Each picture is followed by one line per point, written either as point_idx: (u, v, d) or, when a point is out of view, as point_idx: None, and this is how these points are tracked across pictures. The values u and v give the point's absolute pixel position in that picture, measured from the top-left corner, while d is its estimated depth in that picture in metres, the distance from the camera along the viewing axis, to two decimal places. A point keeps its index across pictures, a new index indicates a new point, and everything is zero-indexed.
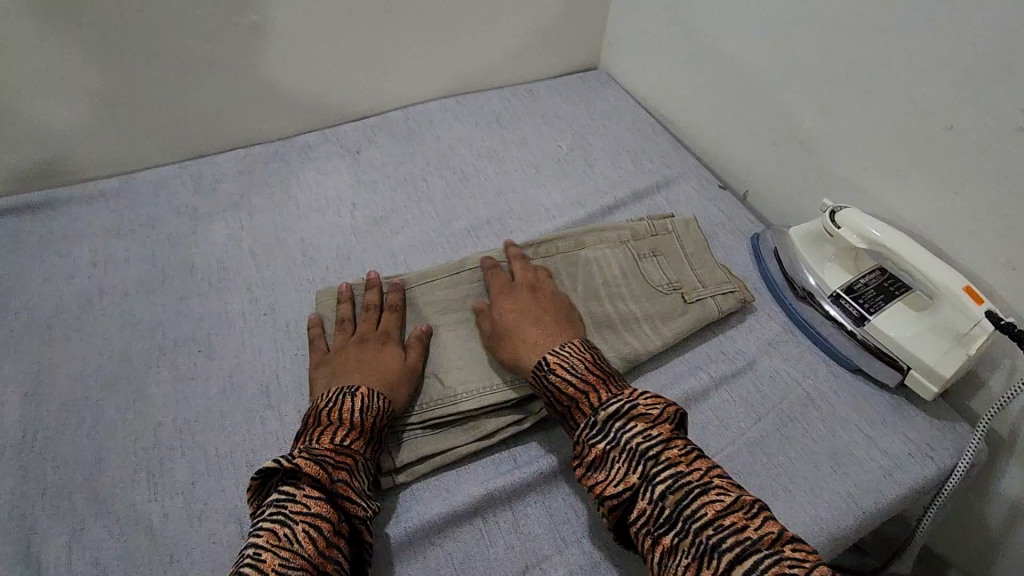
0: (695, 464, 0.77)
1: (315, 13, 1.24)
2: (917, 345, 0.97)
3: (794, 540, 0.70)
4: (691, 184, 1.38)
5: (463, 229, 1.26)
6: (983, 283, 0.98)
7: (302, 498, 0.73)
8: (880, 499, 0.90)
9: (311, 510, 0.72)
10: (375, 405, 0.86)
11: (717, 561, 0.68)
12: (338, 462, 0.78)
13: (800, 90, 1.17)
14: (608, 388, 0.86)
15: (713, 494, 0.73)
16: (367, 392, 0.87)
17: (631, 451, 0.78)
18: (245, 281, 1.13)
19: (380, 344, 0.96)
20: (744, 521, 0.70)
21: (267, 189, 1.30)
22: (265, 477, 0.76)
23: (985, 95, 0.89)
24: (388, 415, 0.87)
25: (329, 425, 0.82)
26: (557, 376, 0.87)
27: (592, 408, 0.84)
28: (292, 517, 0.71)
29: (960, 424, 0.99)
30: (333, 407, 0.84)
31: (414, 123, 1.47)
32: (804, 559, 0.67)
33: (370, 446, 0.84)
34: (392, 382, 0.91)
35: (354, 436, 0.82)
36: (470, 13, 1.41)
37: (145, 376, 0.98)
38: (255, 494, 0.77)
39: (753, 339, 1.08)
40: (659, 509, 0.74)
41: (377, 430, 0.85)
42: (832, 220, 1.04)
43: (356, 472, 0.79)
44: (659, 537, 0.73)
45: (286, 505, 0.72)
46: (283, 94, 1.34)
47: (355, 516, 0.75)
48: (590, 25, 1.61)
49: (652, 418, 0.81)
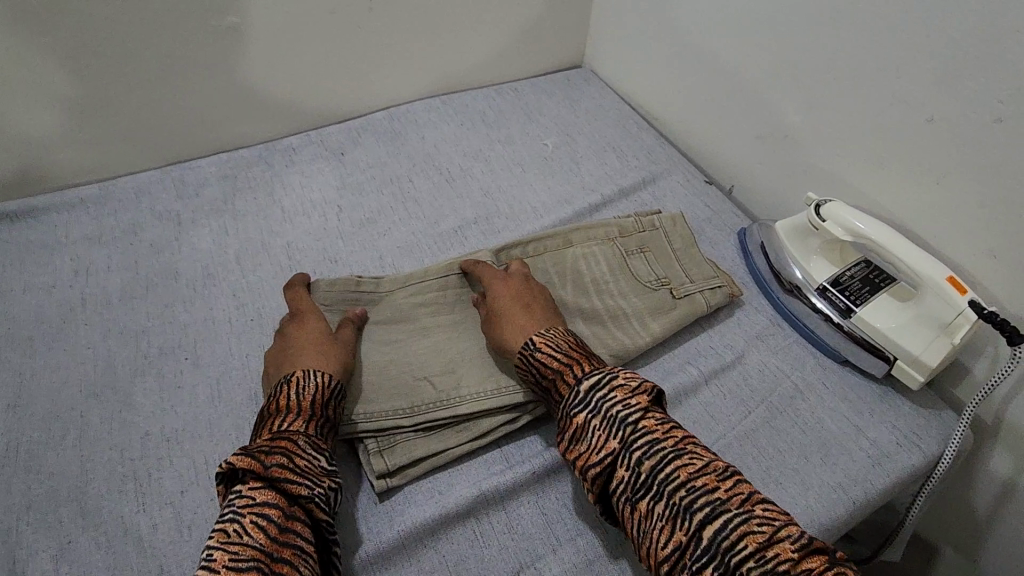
0: (672, 431, 0.79)
1: (295, 14, 1.24)
2: (903, 335, 0.98)
3: (763, 500, 0.72)
4: (678, 180, 1.38)
5: (450, 228, 1.26)
6: (965, 272, 1.00)
7: (246, 492, 0.72)
8: (870, 489, 0.91)
9: (256, 501, 0.71)
10: (313, 384, 0.86)
11: (689, 521, 0.71)
12: (273, 447, 0.77)
13: (782, 86, 1.18)
14: (590, 362, 0.87)
15: (686, 458, 0.75)
16: (301, 374, 0.87)
17: (611, 418, 0.80)
18: (231, 286, 1.12)
19: (300, 325, 0.95)
20: (716, 482, 0.73)
21: (251, 193, 1.29)
22: (225, 483, 0.76)
23: (963, 88, 0.91)
24: (331, 390, 0.87)
25: (272, 417, 0.82)
26: (542, 353, 0.89)
27: (574, 380, 0.85)
28: (238, 511, 0.70)
29: (946, 413, 1.00)
30: (274, 399, 0.85)
31: (398, 123, 1.47)
32: (773, 518, 0.69)
33: (313, 425, 0.83)
34: (324, 359, 0.90)
35: (291, 420, 0.81)
36: (452, 13, 1.41)
37: (129, 386, 0.97)
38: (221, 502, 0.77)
39: (741, 335, 1.09)
40: (636, 475, 0.76)
41: (320, 408, 0.85)
42: (817, 213, 1.05)
43: (297, 451, 0.78)
44: (636, 503, 0.75)
45: (233, 503, 0.71)
46: (266, 96, 1.33)
47: (302, 496, 0.74)
48: (572, 23, 1.61)
49: (632, 387, 0.82)
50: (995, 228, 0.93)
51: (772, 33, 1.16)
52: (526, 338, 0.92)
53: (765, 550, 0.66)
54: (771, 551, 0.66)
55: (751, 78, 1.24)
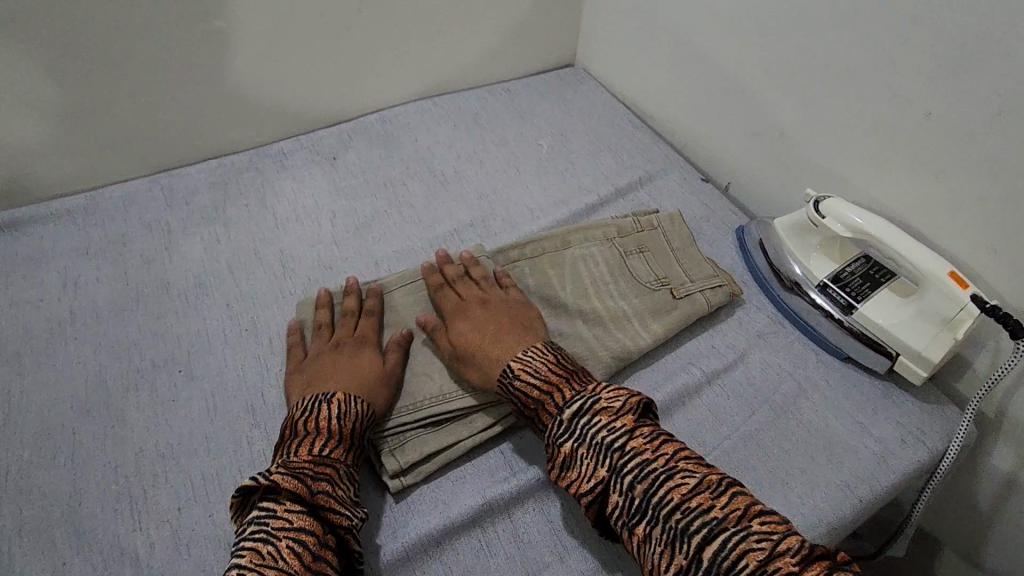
0: (660, 450, 0.78)
1: (283, 18, 1.21)
2: (905, 331, 0.97)
3: (764, 513, 0.71)
4: (674, 179, 1.37)
5: (446, 232, 1.24)
6: (966, 266, 0.99)
7: (283, 514, 0.72)
8: (876, 487, 0.90)
9: (293, 525, 0.71)
10: (353, 410, 0.85)
11: (687, 544, 0.70)
12: (317, 472, 0.77)
13: (778, 83, 1.17)
14: (572, 386, 0.85)
15: (678, 478, 0.74)
16: (344, 397, 0.86)
17: (597, 445, 0.79)
18: (224, 295, 1.10)
19: (357, 348, 0.96)
20: (710, 501, 0.72)
21: (243, 200, 1.27)
22: (246, 494, 0.75)
23: (961, 82, 0.90)
24: (365, 420, 0.86)
25: (304, 438, 0.81)
26: (522, 382, 0.86)
27: (557, 408, 0.84)
28: (275, 533, 0.70)
29: (949, 408, 1.00)
30: (310, 416, 0.83)
31: (391, 125, 1.45)
32: (771, 532, 0.68)
33: (350, 452, 0.83)
34: (369, 387, 0.90)
35: (332, 444, 0.81)
36: (442, 14, 1.39)
37: (122, 400, 0.95)
38: (238, 515, 0.76)
39: (743, 333, 1.08)
40: (630, 500, 0.75)
41: (357, 437, 0.84)
42: (816, 209, 1.04)
43: (337, 480, 0.78)
44: (633, 528, 0.74)
45: (267, 522, 0.71)
46: (255, 101, 1.31)
47: (340, 526, 0.74)
48: (564, 23, 1.60)
49: (616, 410, 0.81)
50: (996, 222, 0.93)
51: (767, 30, 1.16)
52: (505, 364, 0.89)
53: (766, 567, 0.65)
54: (771, 566, 0.65)
55: (745, 76, 1.23)
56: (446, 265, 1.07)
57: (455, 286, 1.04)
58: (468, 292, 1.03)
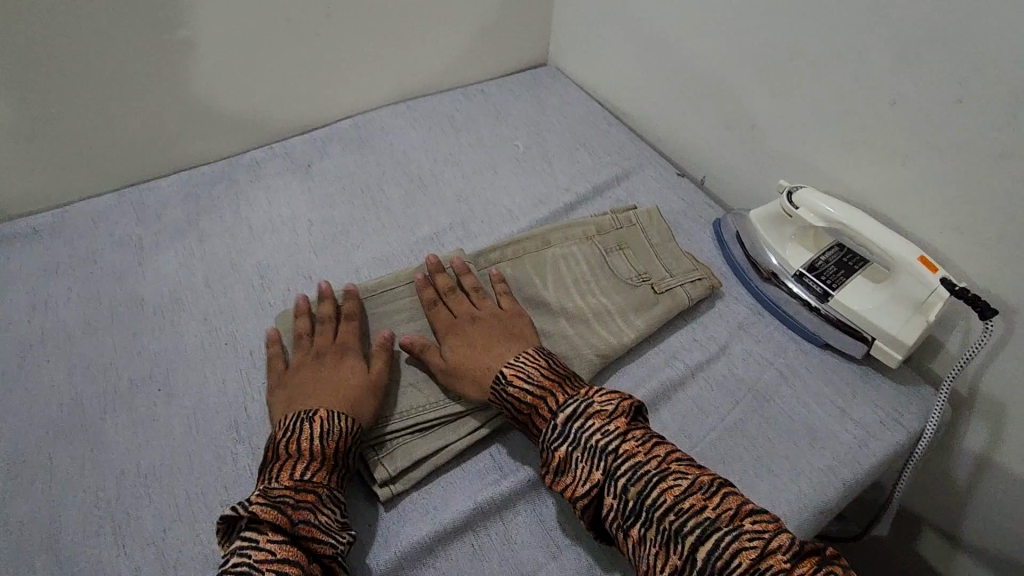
0: (653, 451, 0.78)
1: (251, 25, 1.20)
2: (879, 316, 1.00)
3: (753, 512, 0.73)
4: (650, 174, 1.39)
5: (426, 236, 1.24)
6: (933, 249, 1.02)
7: (265, 545, 0.70)
8: (858, 468, 0.92)
9: (276, 557, 0.69)
10: (336, 427, 0.83)
11: (681, 544, 0.70)
12: (299, 500, 0.75)
13: (747, 76, 1.19)
14: (565, 390, 0.86)
15: (671, 479, 0.75)
16: (326, 414, 0.83)
17: (592, 448, 0.79)
18: (202, 310, 1.08)
19: (337, 357, 0.94)
20: (703, 501, 0.73)
21: (217, 212, 1.24)
22: (229, 522, 0.74)
23: (921, 72, 0.93)
24: (353, 434, 0.84)
25: (287, 460, 0.79)
26: (515, 387, 0.87)
27: (550, 413, 0.84)
28: (257, 566, 0.68)
29: (924, 388, 1.03)
30: (292, 437, 0.81)
31: (365, 130, 1.44)
32: (762, 530, 0.70)
33: (334, 473, 0.81)
34: (351, 400, 0.87)
35: (315, 467, 0.79)
36: (412, 17, 1.38)
37: (100, 422, 0.92)
38: (223, 543, 0.75)
39: (724, 324, 1.10)
40: (624, 503, 0.76)
41: (342, 455, 0.82)
42: (790, 200, 1.06)
43: (320, 506, 0.76)
44: (628, 530, 0.75)
45: (250, 554, 0.69)
46: (224, 111, 1.29)
47: (324, 555, 0.73)
48: (535, 22, 1.61)
49: (609, 414, 0.82)
50: (959, 205, 0.96)
51: (733, 25, 1.18)
52: (497, 371, 0.90)
53: (758, 566, 0.66)
54: (764, 564, 0.66)
55: (716, 70, 1.25)
56: (439, 279, 1.04)
57: (449, 302, 1.02)
58: (461, 309, 1.01)
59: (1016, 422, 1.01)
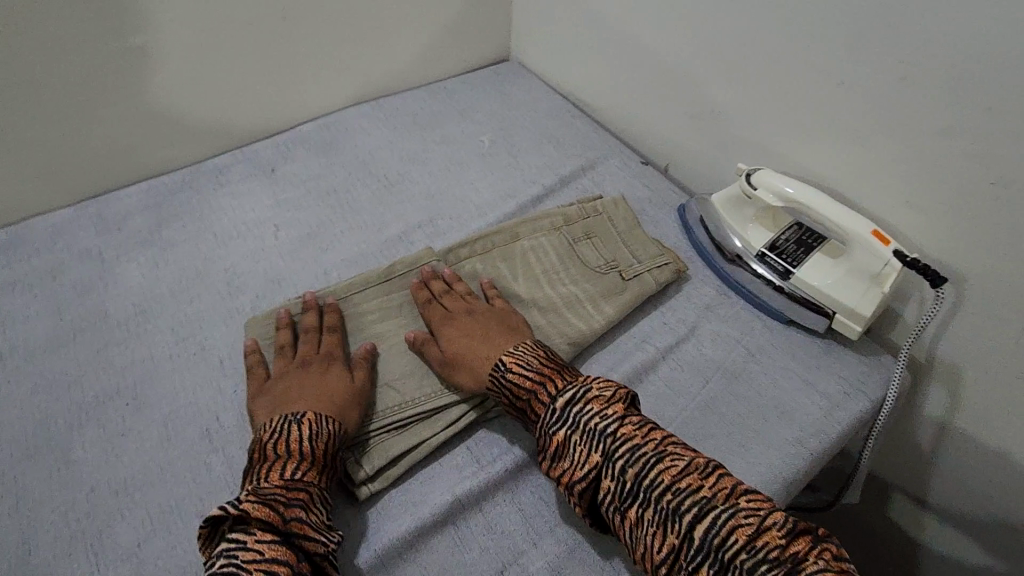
0: (650, 435, 0.80)
1: (206, 30, 1.18)
2: (839, 291, 1.03)
3: (748, 491, 0.74)
4: (615, 164, 1.41)
5: (395, 235, 1.23)
6: (886, 223, 1.06)
7: (254, 545, 0.69)
8: (825, 438, 0.96)
9: (266, 556, 0.68)
10: (324, 430, 0.83)
11: (679, 523, 0.72)
12: (290, 498, 0.75)
13: (705, 63, 1.21)
14: (563, 377, 0.87)
15: (668, 461, 0.77)
16: (314, 417, 0.84)
17: (590, 431, 0.80)
18: (169, 320, 1.06)
19: (322, 363, 0.94)
20: (700, 481, 0.74)
21: (180, 221, 1.22)
22: (213, 525, 0.72)
23: (866, 52, 0.96)
24: (341, 437, 0.85)
25: (273, 462, 0.79)
26: (514, 374, 0.88)
27: (549, 398, 0.85)
28: (245, 566, 0.66)
29: (884, 357, 1.07)
30: (279, 439, 0.81)
31: (330, 132, 1.43)
32: (757, 508, 0.71)
33: (324, 474, 0.81)
34: (338, 404, 0.88)
35: (305, 467, 0.79)
36: (372, 16, 1.38)
37: (68, 440, 0.91)
38: (204, 549, 0.72)
39: (692, 307, 1.12)
40: (621, 485, 0.77)
41: (330, 457, 0.83)
42: (748, 181, 1.09)
43: (311, 505, 0.77)
44: (625, 511, 0.76)
45: (237, 555, 0.68)
46: (183, 118, 1.27)
47: (315, 554, 0.72)
48: (496, 18, 1.61)
49: (607, 398, 0.83)
50: (908, 180, 1.00)
51: (688, 12, 1.19)
52: (496, 359, 0.91)
53: (755, 541, 0.68)
54: (760, 540, 0.68)
55: (674, 59, 1.27)
56: (433, 281, 1.06)
57: (445, 299, 1.03)
58: (454, 304, 1.02)
59: (970, 384, 1.05)
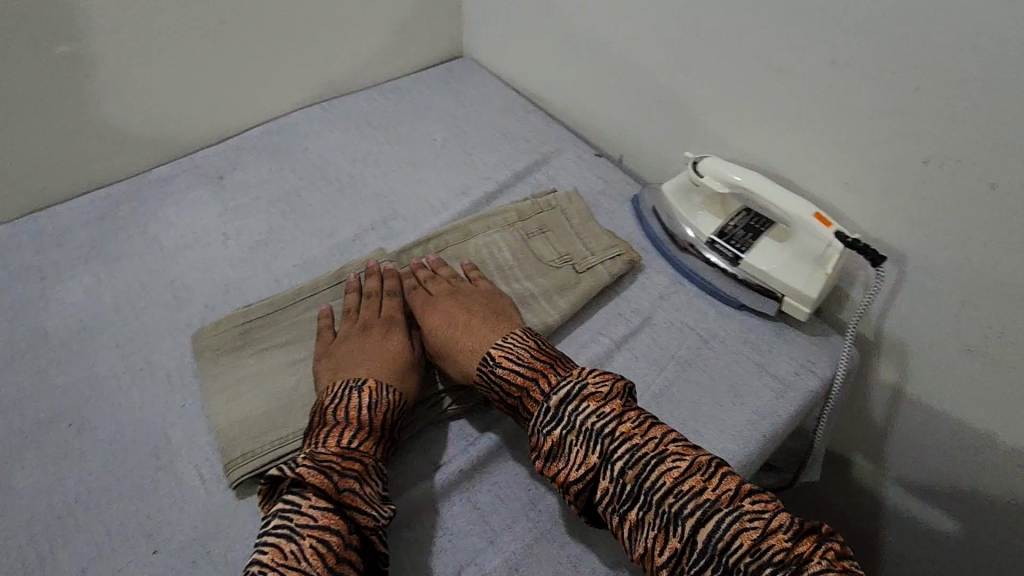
0: (650, 434, 0.80)
1: (140, 37, 1.14)
2: (786, 273, 1.05)
3: (751, 492, 0.75)
4: (570, 156, 1.40)
5: (348, 238, 1.22)
6: (830, 205, 1.08)
7: (307, 510, 0.72)
8: (776, 419, 0.97)
9: (318, 523, 0.71)
10: (383, 399, 0.88)
11: (681, 527, 0.72)
12: (345, 467, 0.78)
13: (651, 53, 1.22)
14: (557, 372, 0.88)
15: (669, 462, 0.77)
16: (375, 385, 0.88)
17: (587, 432, 0.80)
18: (113, 337, 1.03)
19: (384, 330, 0.99)
20: (702, 483, 0.74)
21: (123, 234, 1.19)
22: (274, 484, 0.77)
23: (802, 37, 0.97)
24: (399, 407, 0.89)
25: (335, 426, 0.84)
26: (505, 369, 0.89)
27: (543, 396, 0.85)
28: (298, 531, 0.71)
29: (833, 336, 1.09)
30: (339, 404, 0.86)
31: (279, 137, 1.40)
32: (762, 511, 0.72)
33: (379, 445, 0.85)
34: (397, 373, 0.93)
35: (360, 436, 0.83)
36: (316, 17, 1.35)
37: (7, 466, 0.87)
38: (267, 504, 0.78)
39: (646, 296, 1.13)
40: (620, 487, 0.77)
41: (385, 428, 0.86)
42: (695, 170, 1.10)
43: (365, 476, 0.79)
44: (624, 514, 0.76)
45: (292, 518, 0.72)
46: (123, 128, 1.23)
47: (365, 527, 0.74)
48: (446, 14, 1.59)
49: (603, 395, 0.83)
50: (847, 161, 1.02)
51: (656, 5, 1.16)
52: (484, 353, 0.92)
53: (759, 545, 0.69)
54: (765, 544, 0.69)
55: (622, 49, 1.27)
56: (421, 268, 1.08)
57: (432, 286, 1.05)
58: (441, 290, 1.04)
59: (916, 359, 1.08)
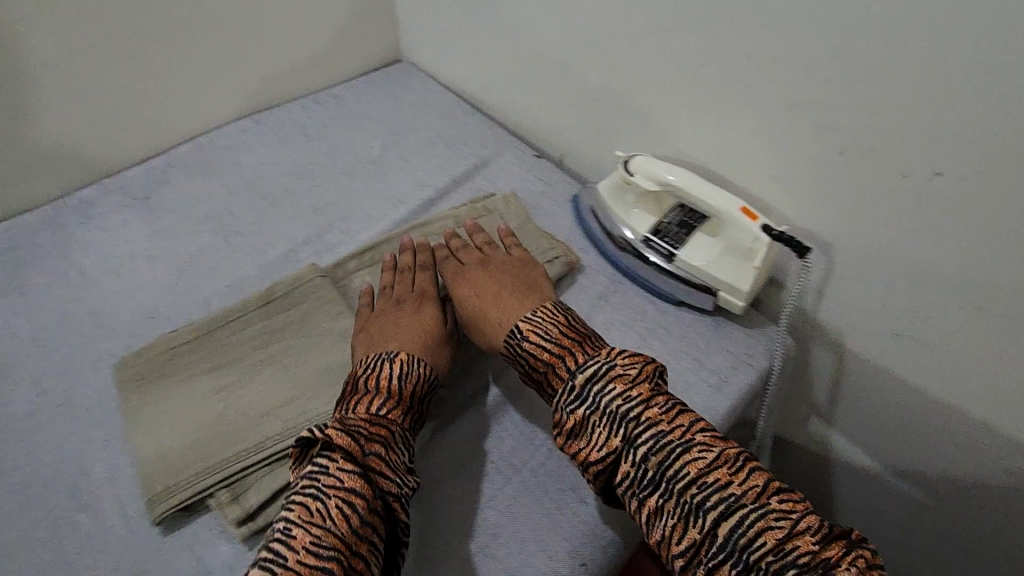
0: (677, 421, 0.79)
1: (42, 57, 1.09)
2: (719, 269, 1.06)
3: (781, 489, 0.73)
4: (510, 159, 1.39)
5: (281, 254, 1.18)
6: (760, 199, 1.09)
7: (335, 471, 0.74)
8: (714, 414, 0.98)
9: (344, 484, 0.73)
10: (416, 372, 0.89)
11: (702, 519, 0.72)
12: (373, 433, 0.80)
13: (581, 53, 1.21)
14: (584, 352, 0.88)
15: (696, 452, 0.76)
16: (406, 358, 0.90)
17: (613, 414, 0.80)
18: (29, 372, 0.99)
19: (419, 304, 1.02)
20: (728, 477, 0.73)
21: (40, 262, 1.14)
22: (303, 447, 0.79)
23: (718, 34, 0.98)
24: (430, 380, 0.91)
25: (364, 396, 0.85)
26: (530, 343, 0.91)
27: (570, 373, 0.86)
28: (325, 490, 0.72)
29: (769, 327, 1.11)
30: (371, 374, 0.88)
31: (208, 152, 1.35)
32: (789, 510, 0.70)
33: (407, 415, 0.86)
34: (428, 347, 0.95)
35: (389, 405, 0.85)
36: (238, 27, 1.31)
37: None
38: (293, 467, 0.79)
39: (586, 298, 1.13)
40: (642, 472, 0.77)
41: (415, 400, 0.88)
42: (627, 169, 1.10)
43: (392, 445, 0.81)
44: (644, 499, 0.76)
45: (319, 479, 0.73)
46: (34, 152, 1.17)
47: (389, 492, 0.75)
48: (380, 17, 1.55)
49: (632, 377, 0.83)
50: (772, 155, 1.03)
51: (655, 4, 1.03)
52: (513, 325, 0.95)
53: (784, 545, 0.68)
54: (790, 544, 0.68)
55: (554, 49, 1.26)
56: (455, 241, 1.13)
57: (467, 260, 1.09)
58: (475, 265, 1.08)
59: (851, 344, 1.10)
